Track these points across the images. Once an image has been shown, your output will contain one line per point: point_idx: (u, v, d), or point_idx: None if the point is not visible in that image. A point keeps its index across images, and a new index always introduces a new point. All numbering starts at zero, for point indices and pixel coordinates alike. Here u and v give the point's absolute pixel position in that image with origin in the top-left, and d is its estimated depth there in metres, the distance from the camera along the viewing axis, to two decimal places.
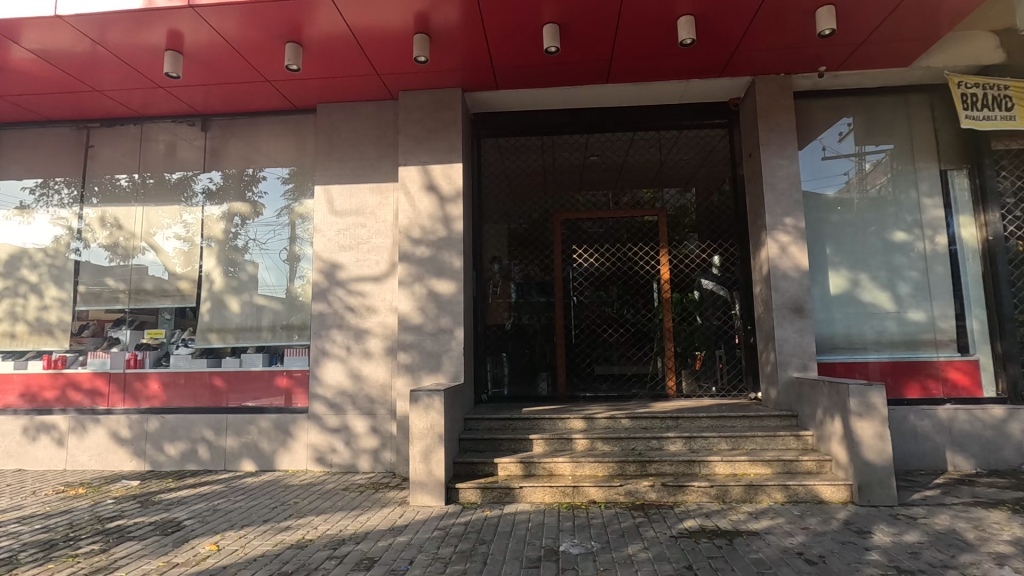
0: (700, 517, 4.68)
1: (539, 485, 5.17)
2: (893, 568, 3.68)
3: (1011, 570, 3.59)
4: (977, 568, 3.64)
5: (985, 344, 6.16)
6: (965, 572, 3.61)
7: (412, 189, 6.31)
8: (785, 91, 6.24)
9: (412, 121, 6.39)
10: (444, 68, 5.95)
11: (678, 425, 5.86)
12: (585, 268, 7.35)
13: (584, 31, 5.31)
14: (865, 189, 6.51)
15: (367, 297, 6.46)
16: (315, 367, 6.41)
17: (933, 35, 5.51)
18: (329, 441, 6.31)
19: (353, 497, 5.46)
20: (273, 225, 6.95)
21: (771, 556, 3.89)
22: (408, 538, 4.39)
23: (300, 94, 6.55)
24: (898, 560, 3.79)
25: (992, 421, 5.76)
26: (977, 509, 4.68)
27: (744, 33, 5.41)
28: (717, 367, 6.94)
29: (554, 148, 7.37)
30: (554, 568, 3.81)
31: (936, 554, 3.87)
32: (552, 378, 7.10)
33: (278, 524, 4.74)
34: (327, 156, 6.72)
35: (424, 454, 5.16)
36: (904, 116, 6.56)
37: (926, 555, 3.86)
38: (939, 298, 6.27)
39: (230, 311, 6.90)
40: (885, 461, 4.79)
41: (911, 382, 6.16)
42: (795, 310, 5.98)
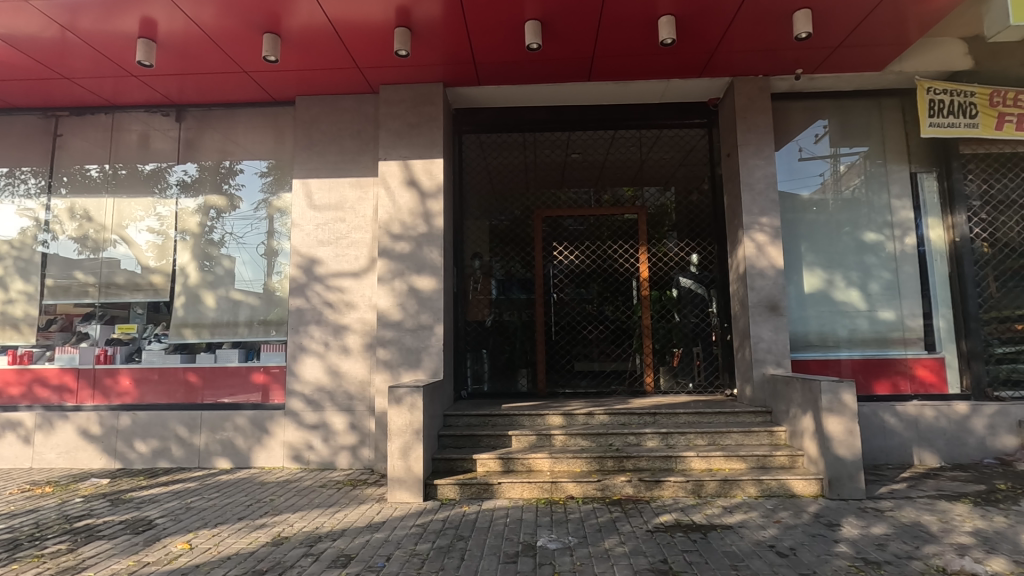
0: (675, 512, 4.74)
1: (518, 481, 5.20)
2: (860, 560, 3.78)
3: (973, 560, 3.72)
4: (940, 559, 3.76)
5: (951, 342, 6.35)
6: (929, 563, 3.72)
7: (393, 184, 6.27)
8: (763, 92, 6.33)
9: (393, 116, 6.34)
10: (425, 62, 5.91)
11: (656, 421, 5.94)
12: (565, 265, 7.38)
13: (566, 29, 5.33)
14: (840, 191, 6.65)
15: (346, 293, 6.41)
16: (293, 363, 6.34)
17: (905, 40, 5.64)
18: (306, 438, 6.26)
19: (330, 494, 5.42)
20: (251, 219, 6.86)
21: (744, 549, 3.96)
22: (386, 535, 4.38)
23: (278, 86, 6.45)
24: (866, 551, 3.90)
25: (957, 417, 5.94)
26: (941, 502, 4.83)
27: (724, 34, 5.48)
28: (694, 364, 7.05)
29: (536, 145, 7.39)
30: (531, 563, 3.84)
31: (902, 546, 3.99)
32: (531, 374, 7.13)
33: (253, 522, 4.68)
34: (306, 150, 6.63)
35: (402, 451, 5.14)
36: (877, 119, 6.71)
37: (892, 546, 3.98)
38: (908, 298, 6.44)
39: (205, 306, 6.79)
40: (855, 456, 4.91)
41: (881, 379, 6.32)
42: (770, 308, 6.09)
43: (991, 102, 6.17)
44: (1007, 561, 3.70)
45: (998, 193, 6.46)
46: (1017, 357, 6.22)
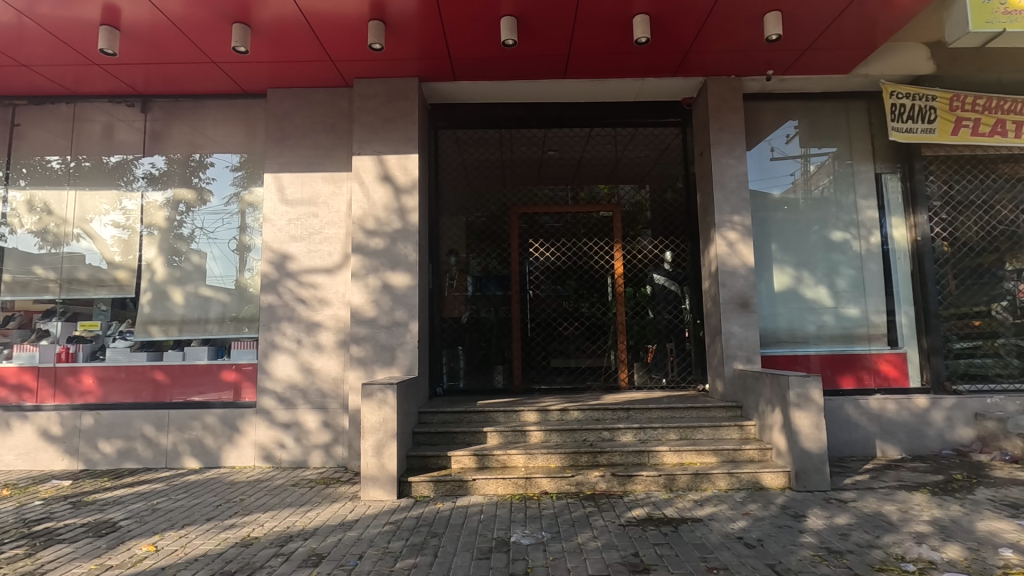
0: (648, 506, 4.81)
1: (493, 477, 5.21)
2: (824, 549, 3.89)
3: (930, 548, 3.86)
4: (899, 547, 3.89)
5: (913, 338, 6.55)
6: (888, 551, 3.85)
7: (367, 179, 6.20)
8: (735, 92, 6.44)
9: (367, 110, 6.26)
10: (399, 57, 5.86)
11: (629, 416, 6.02)
12: (541, 262, 7.40)
13: (542, 26, 5.35)
14: (809, 190, 6.81)
15: (319, 289, 6.33)
16: (264, 360, 6.24)
17: (870, 45, 5.80)
18: (278, 436, 6.16)
19: (302, 493, 5.36)
20: (222, 214, 6.73)
21: (713, 542, 4.04)
22: (358, 533, 4.34)
23: (249, 77, 6.31)
24: (829, 541, 4.02)
25: (918, 411, 6.13)
26: (901, 492, 5.00)
27: (697, 34, 5.55)
28: (667, 360, 7.14)
29: (512, 142, 7.40)
30: (504, 558, 3.85)
31: (863, 535, 4.12)
32: (507, 370, 7.14)
33: (221, 523, 4.61)
34: (278, 143, 6.51)
35: (376, 448, 5.11)
36: (845, 121, 6.89)
37: (854, 536, 4.10)
38: (873, 295, 6.63)
39: (173, 303, 6.63)
40: (821, 448, 5.06)
41: (847, 374, 6.50)
42: (741, 305, 6.21)
43: (951, 107, 6.40)
44: (962, 549, 3.85)
45: (957, 193, 6.69)
46: (973, 352, 6.45)
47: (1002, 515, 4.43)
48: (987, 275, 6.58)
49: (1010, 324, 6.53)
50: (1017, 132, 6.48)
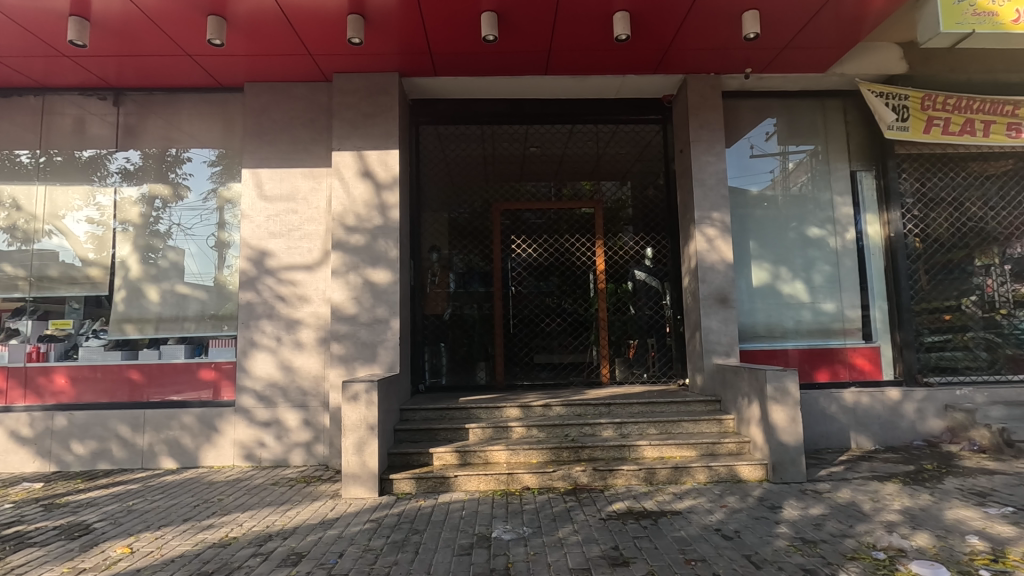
0: (628, 499, 4.86)
1: (474, 474, 5.22)
2: (799, 539, 3.97)
3: (900, 536, 3.97)
4: (871, 536, 3.99)
5: (886, 332, 6.70)
6: (861, 540, 3.94)
7: (347, 175, 6.14)
8: (714, 90, 6.50)
9: (347, 105, 6.20)
10: (379, 51, 5.81)
11: (610, 411, 6.07)
12: (523, 259, 7.41)
13: (522, 22, 5.34)
14: (788, 187, 6.92)
15: (299, 287, 6.26)
16: (242, 358, 6.16)
17: (845, 44, 5.89)
18: (258, 435, 6.10)
19: (282, 492, 5.31)
20: (200, 210, 6.63)
21: (691, 534, 4.10)
22: (339, 531, 4.32)
23: (226, 71, 6.20)
24: (804, 531, 4.10)
25: (890, 403, 6.27)
26: (873, 483, 5.13)
27: (677, 32, 5.59)
28: (648, 355, 7.21)
29: (494, 138, 7.39)
30: (485, 554, 3.87)
31: (837, 525, 4.22)
32: (489, 367, 7.14)
33: (199, 523, 4.55)
34: (256, 139, 6.41)
35: (357, 446, 5.08)
36: (822, 119, 7.00)
37: (828, 526, 4.20)
38: (848, 290, 6.77)
39: (148, 301, 6.51)
40: (797, 441, 5.16)
41: (822, 367, 6.64)
42: (720, 300, 6.29)
43: (923, 106, 6.48)
44: (931, 536, 3.96)
45: (929, 191, 6.85)
46: (944, 346, 6.63)
47: (969, 503, 4.57)
48: (957, 271, 6.77)
49: (978, 318, 6.73)
50: (986, 130, 6.62)
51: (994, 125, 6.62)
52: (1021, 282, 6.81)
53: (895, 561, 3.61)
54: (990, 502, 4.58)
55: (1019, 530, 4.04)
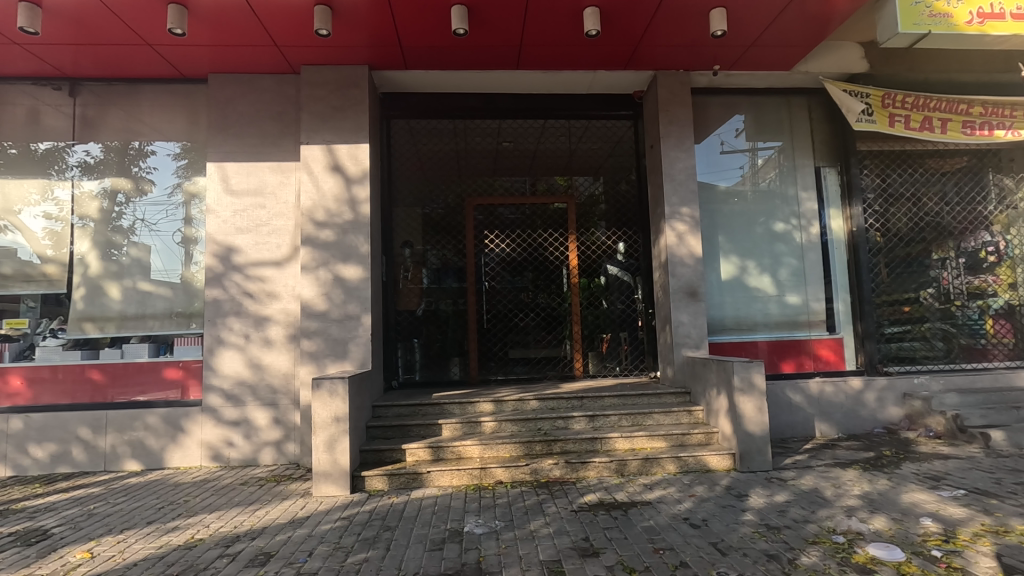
0: (599, 491, 4.92)
1: (447, 469, 5.21)
2: (763, 526, 4.08)
3: (858, 520, 4.11)
4: (831, 521, 4.13)
5: (849, 323, 6.91)
6: (822, 525, 4.08)
7: (316, 169, 6.05)
8: (684, 87, 6.59)
9: (316, 98, 6.09)
10: (348, 43, 5.71)
11: (583, 405, 6.13)
12: (497, 254, 7.41)
13: (492, 16, 5.32)
14: (757, 183, 7.07)
15: (267, 283, 6.15)
16: (209, 357, 6.01)
17: (809, 43, 6.03)
18: (225, 435, 5.97)
19: (251, 491, 5.22)
20: (165, 205, 6.45)
21: (660, 523, 4.18)
22: (309, 530, 4.27)
23: (189, 62, 6.02)
24: (769, 518, 4.22)
25: (852, 392, 6.46)
26: (835, 469, 5.30)
27: (646, 28, 5.64)
28: (621, 349, 7.29)
29: (467, 133, 7.36)
30: (457, 548, 3.87)
31: (800, 511, 4.35)
32: (463, 362, 7.14)
33: (164, 525, 4.44)
34: (222, 132, 6.26)
35: (328, 444, 5.02)
36: (788, 116, 7.16)
37: (792, 512, 4.32)
38: (812, 283, 6.95)
39: (110, 299, 6.32)
40: (763, 431, 5.29)
41: (789, 358, 6.82)
42: (689, 294, 6.39)
43: (884, 104, 6.56)
44: (888, 520, 4.12)
45: (890, 186, 7.08)
46: (903, 336, 6.89)
47: (924, 487, 4.76)
48: (916, 264, 7.03)
49: (935, 309, 7.02)
50: (943, 127, 6.64)
51: (951, 123, 6.65)
52: (974, 274, 7.13)
53: (854, 544, 3.74)
54: (943, 485, 4.77)
55: (970, 511, 4.22)
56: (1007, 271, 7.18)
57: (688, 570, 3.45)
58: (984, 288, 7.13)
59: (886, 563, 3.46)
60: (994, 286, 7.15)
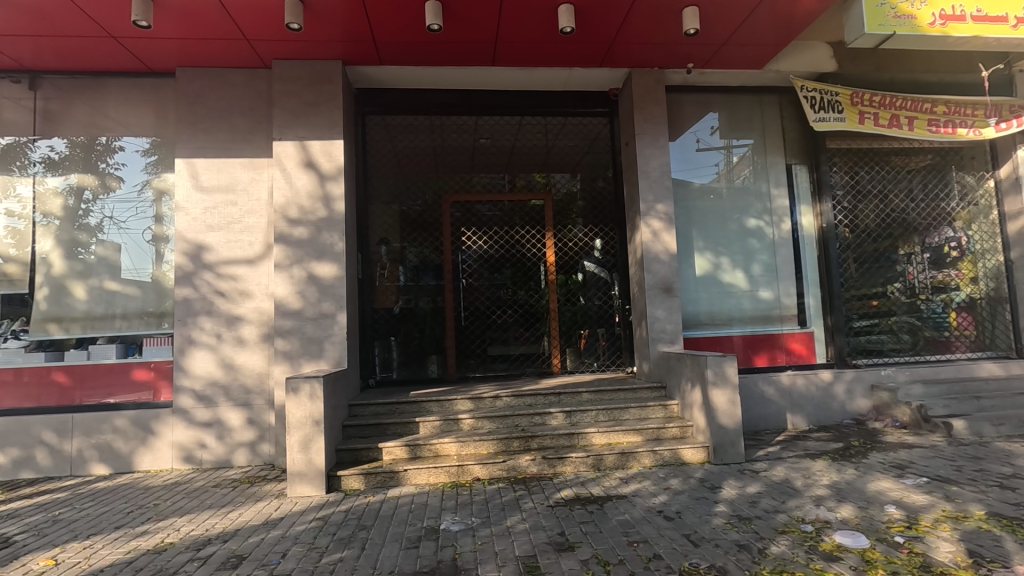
0: (576, 486, 4.96)
1: (424, 467, 5.19)
2: (736, 517, 4.16)
3: (827, 509, 4.22)
4: (800, 510, 4.23)
5: (819, 317, 7.06)
6: (792, 514, 4.18)
7: (289, 166, 5.95)
8: (658, 84, 6.65)
9: (288, 93, 5.99)
10: (321, 38, 5.62)
11: (560, 400, 6.16)
12: (474, 251, 7.40)
13: (466, 12, 5.29)
14: (732, 180, 7.18)
15: (240, 282, 6.04)
16: (180, 357, 5.88)
17: (780, 42, 6.13)
18: (197, 437, 5.85)
19: (224, 493, 5.13)
20: (134, 202, 6.30)
21: (635, 517, 4.23)
22: (282, 531, 4.21)
23: (157, 56, 5.87)
24: (741, 509, 4.30)
25: (823, 384, 6.61)
26: (806, 460, 5.42)
27: (620, 26, 5.68)
28: (598, 345, 7.34)
29: (443, 129, 7.32)
30: (433, 546, 3.87)
31: (771, 501, 4.44)
32: (441, 360, 7.10)
33: (133, 530, 4.34)
34: (192, 127, 6.11)
35: (303, 444, 4.95)
36: (760, 114, 7.28)
37: (763, 503, 4.42)
38: (784, 278, 7.10)
39: (76, 299, 6.13)
40: (736, 423, 5.39)
41: (762, 352, 6.95)
42: (664, 290, 6.47)
43: (853, 102, 6.70)
44: (854, 508, 4.23)
45: (859, 183, 7.26)
46: (871, 329, 7.07)
47: (889, 475, 4.90)
48: (883, 259, 7.23)
49: (902, 303, 7.23)
50: (910, 125, 6.81)
51: (917, 121, 6.83)
52: (938, 269, 7.36)
53: (821, 532, 3.84)
54: (908, 473, 4.92)
55: (932, 498, 4.37)
56: (969, 265, 7.41)
57: (662, 562, 3.50)
58: (948, 283, 7.36)
59: (852, 550, 3.56)
60: (957, 280, 7.38)
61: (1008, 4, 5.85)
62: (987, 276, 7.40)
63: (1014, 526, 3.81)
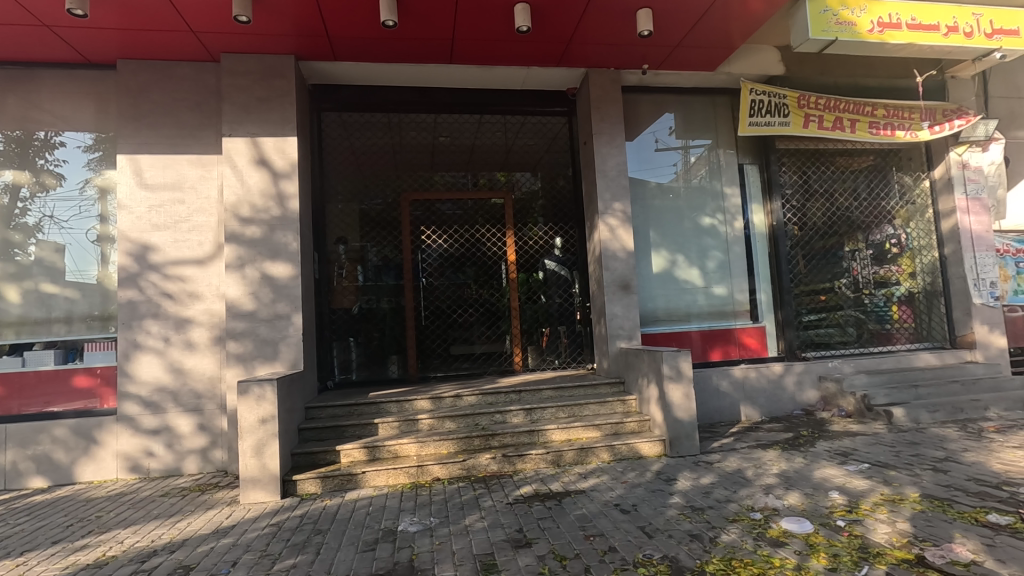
0: (535, 483, 4.98)
1: (383, 469, 5.12)
2: (689, 507, 4.27)
3: (775, 497, 4.38)
4: (750, 499, 4.38)
5: (770, 312, 7.31)
6: (742, 503, 4.31)
7: (239, 162, 5.75)
8: (615, 84, 6.74)
9: (238, 88, 5.79)
10: (272, 32, 5.45)
11: (521, 398, 6.18)
12: (435, 250, 7.37)
13: (422, 9, 5.23)
14: (689, 180, 7.35)
15: (189, 283, 5.82)
16: (124, 362, 5.62)
17: (730, 45, 6.30)
18: (144, 445, 5.60)
19: (172, 502, 4.93)
20: (77, 201, 6.00)
21: (592, 511, 4.28)
22: (234, 539, 4.08)
23: (95, 47, 5.57)
24: (694, 500, 4.41)
25: (774, 377, 6.84)
26: (757, 450, 5.61)
27: (576, 26, 5.72)
28: (560, 342, 7.38)
29: (402, 127, 7.24)
30: (390, 548, 3.82)
31: (723, 491, 4.58)
32: (402, 360, 7.02)
33: (72, 544, 4.13)
34: (135, 121, 5.85)
35: (256, 448, 4.81)
36: (713, 115, 7.48)
37: (716, 493, 4.54)
38: (737, 275, 7.31)
39: (8, 302, 5.78)
40: (691, 416, 5.53)
41: (717, 347, 7.14)
42: (622, 287, 6.57)
43: (799, 105, 6.95)
44: (801, 495, 4.40)
45: (807, 183, 7.55)
46: (820, 323, 7.37)
47: (834, 463, 5.12)
48: (830, 255, 7.55)
49: (847, 297, 7.56)
50: (852, 128, 7.12)
51: (858, 123, 7.14)
52: (880, 264, 7.72)
53: (770, 519, 3.98)
54: (850, 460, 5.15)
55: (872, 483, 4.59)
56: (908, 261, 7.80)
57: (616, 554, 3.55)
58: (889, 278, 7.72)
59: (797, 535, 3.71)
60: (897, 275, 7.76)
61: (940, 13, 6.17)
62: (924, 271, 7.79)
63: (945, 506, 4.04)
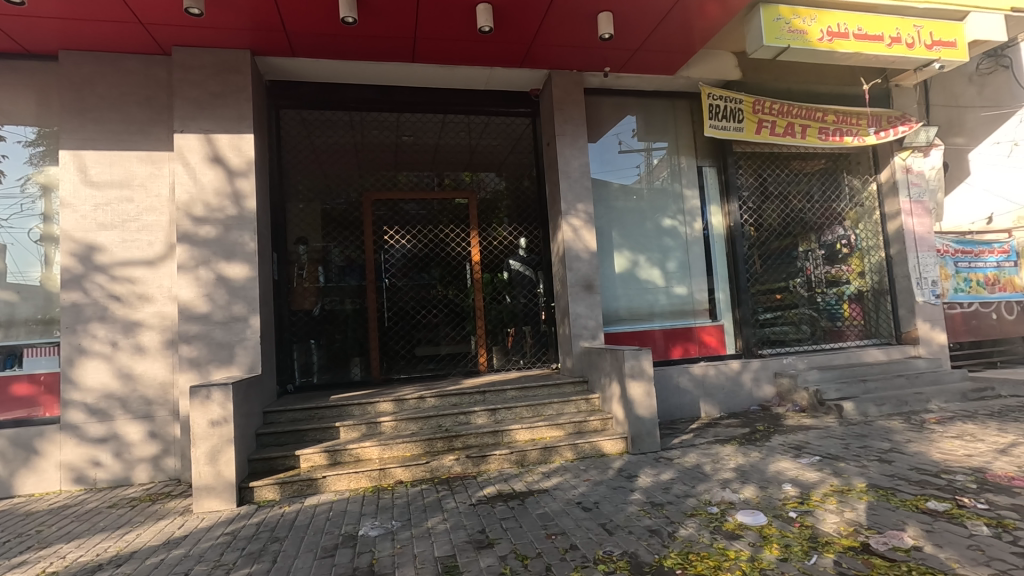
0: (498, 483, 4.97)
1: (344, 473, 5.02)
2: (650, 503, 4.33)
3: (731, 491, 4.48)
4: (708, 493, 4.47)
5: (728, 311, 7.49)
6: (701, 498, 4.40)
7: (192, 160, 5.56)
8: (576, 86, 6.78)
9: (191, 83, 5.59)
10: (227, 26, 5.29)
11: (485, 399, 6.16)
12: (398, 250, 7.27)
13: (382, 6, 5.15)
14: (652, 181, 7.47)
15: (138, 284, 5.59)
16: (68, 368, 5.34)
17: (688, 50, 6.42)
18: (89, 454, 5.34)
19: (121, 514, 4.73)
20: (17, 198, 5.70)
21: (555, 510, 4.30)
22: (185, 550, 3.93)
23: (36, 37, 5.29)
24: (655, 495, 4.48)
25: (732, 373, 7.00)
26: (716, 446, 5.74)
27: (538, 28, 5.74)
28: (525, 342, 7.39)
29: (364, 126, 7.14)
30: (350, 553, 3.74)
31: (682, 486, 4.66)
32: (365, 361, 6.91)
33: (8, 561, 3.90)
34: (79, 116, 5.58)
35: (210, 455, 4.65)
36: (672, 118, 7.61)
37: (675, 488, 4.62)
38: (697, 275, 7.47)
39: None
40: (652, 413, 5.61)
41: (677, 344, 7.27)
42: (585, 287, 6.62)
43: (754, 110, 7.14)
44: (757, 488, 4.52)
45: (763, 185, 7.77)
46: (775, 321, 7.60)
47: (789, 456, 5.28)
48: (785, 255, 7.79)
49: (802, 296, 7.82)
50: (803, 133, 7.36)
51: (809, 129, 7.39)
52: (832, 264, 8.00)
53: (726, 513, 4.07)
54: (803, 453, 5.32)
55: (823, 474, 4.75)
56: (857, 261, 8.11)
57: (577, 552, 3.57)
58: (840, 277, 8.01)
59: (751, 528, 3.80)
60: (847, 274, 8.06)
61: (885, 24, 6.43)
62: (872, 270, 8.11)
63: (889, 495, 4.21)
